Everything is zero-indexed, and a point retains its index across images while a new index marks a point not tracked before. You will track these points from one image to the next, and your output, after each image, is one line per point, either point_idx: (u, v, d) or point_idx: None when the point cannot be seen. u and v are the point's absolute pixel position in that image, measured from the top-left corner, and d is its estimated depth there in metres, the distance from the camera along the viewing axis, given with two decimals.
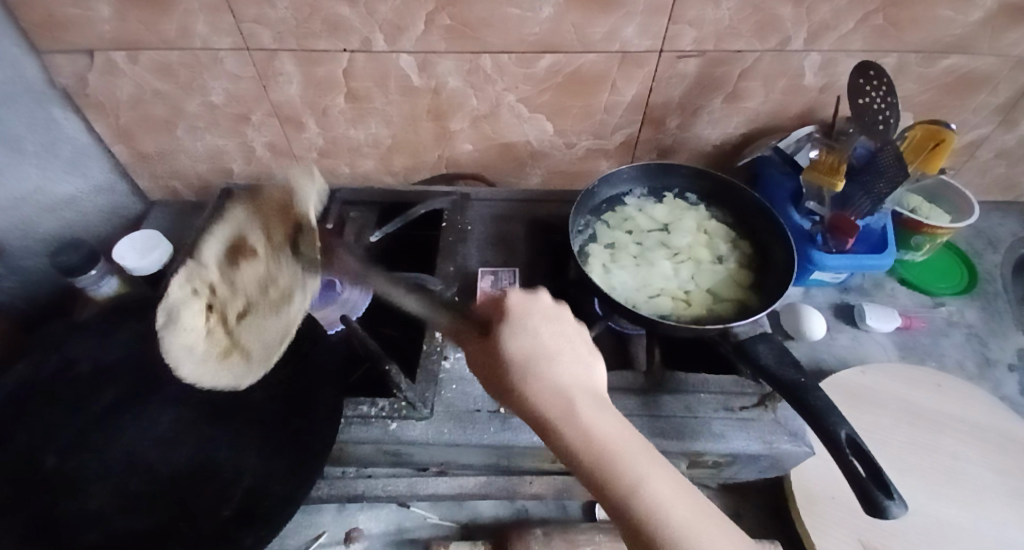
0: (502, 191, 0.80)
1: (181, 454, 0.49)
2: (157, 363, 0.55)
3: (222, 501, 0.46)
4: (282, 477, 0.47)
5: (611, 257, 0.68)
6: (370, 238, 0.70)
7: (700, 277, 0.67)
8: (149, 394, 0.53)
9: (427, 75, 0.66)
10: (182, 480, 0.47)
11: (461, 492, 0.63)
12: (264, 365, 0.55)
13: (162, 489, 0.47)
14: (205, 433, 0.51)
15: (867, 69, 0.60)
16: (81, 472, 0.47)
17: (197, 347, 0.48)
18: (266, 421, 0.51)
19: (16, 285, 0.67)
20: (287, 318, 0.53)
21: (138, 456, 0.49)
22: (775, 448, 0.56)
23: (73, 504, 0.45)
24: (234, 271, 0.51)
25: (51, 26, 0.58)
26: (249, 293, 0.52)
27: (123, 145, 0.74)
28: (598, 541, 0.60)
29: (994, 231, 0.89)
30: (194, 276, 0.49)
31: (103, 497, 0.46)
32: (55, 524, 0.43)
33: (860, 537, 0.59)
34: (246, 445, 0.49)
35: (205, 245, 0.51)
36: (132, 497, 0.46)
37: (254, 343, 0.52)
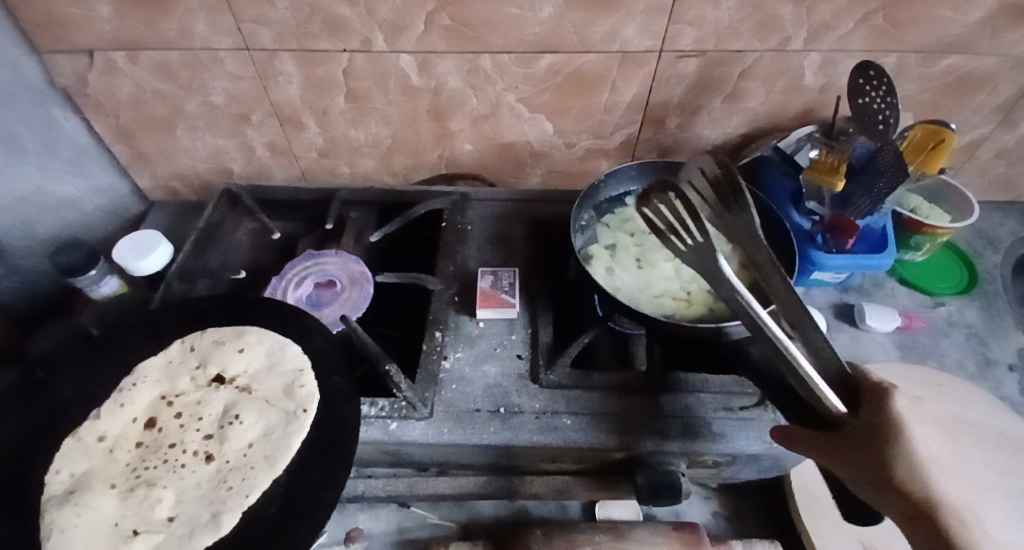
0: (501, 192, 0.80)
1: (228, 475, 0.48)
2: (188, 383, 0.55)
3: (267, 500, 0.46)
4: (317, 470, 0.47)
5: (612, 258, 0.68)
6: (370, 239, 0.71)
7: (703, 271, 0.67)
8: (175, 426, 0.52)
9: (427, 75, 0.66)
10: (234, 495, 0.46)
11: (460, 493, 0.58)
12: (282, 372, 0.54)
13: (218, 510, 0.45)
14: (246, 442, 0.50)
15: (867, 69, 0.60)
16: (132, 516, 0.45)
17: (224, 336, 0.58)
18: (300, 420, 0.50)
19: (15, 285, 0.68)
20: (264, 401, 0.53)
21: (188, 487, 0.48)
22: (775, 448, 0.55)
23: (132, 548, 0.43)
24: (195, 398, 0.54)
25: (51, 26, 0.58)
26: (216, 387, 0.55)
27: (123, 145, 0.74)
28: (598, 541, 0.54)
29: (994, 231, 0.89)
30: (172, 374, 0.55)
31: (162, 534, 0.44)
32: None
33: (860, 537, 0.58)
34: (283, 450, 0.48)
35: (148, 407, 0.53)
36: (190, 527, 0.45)
37: (258, 365, 0.55)
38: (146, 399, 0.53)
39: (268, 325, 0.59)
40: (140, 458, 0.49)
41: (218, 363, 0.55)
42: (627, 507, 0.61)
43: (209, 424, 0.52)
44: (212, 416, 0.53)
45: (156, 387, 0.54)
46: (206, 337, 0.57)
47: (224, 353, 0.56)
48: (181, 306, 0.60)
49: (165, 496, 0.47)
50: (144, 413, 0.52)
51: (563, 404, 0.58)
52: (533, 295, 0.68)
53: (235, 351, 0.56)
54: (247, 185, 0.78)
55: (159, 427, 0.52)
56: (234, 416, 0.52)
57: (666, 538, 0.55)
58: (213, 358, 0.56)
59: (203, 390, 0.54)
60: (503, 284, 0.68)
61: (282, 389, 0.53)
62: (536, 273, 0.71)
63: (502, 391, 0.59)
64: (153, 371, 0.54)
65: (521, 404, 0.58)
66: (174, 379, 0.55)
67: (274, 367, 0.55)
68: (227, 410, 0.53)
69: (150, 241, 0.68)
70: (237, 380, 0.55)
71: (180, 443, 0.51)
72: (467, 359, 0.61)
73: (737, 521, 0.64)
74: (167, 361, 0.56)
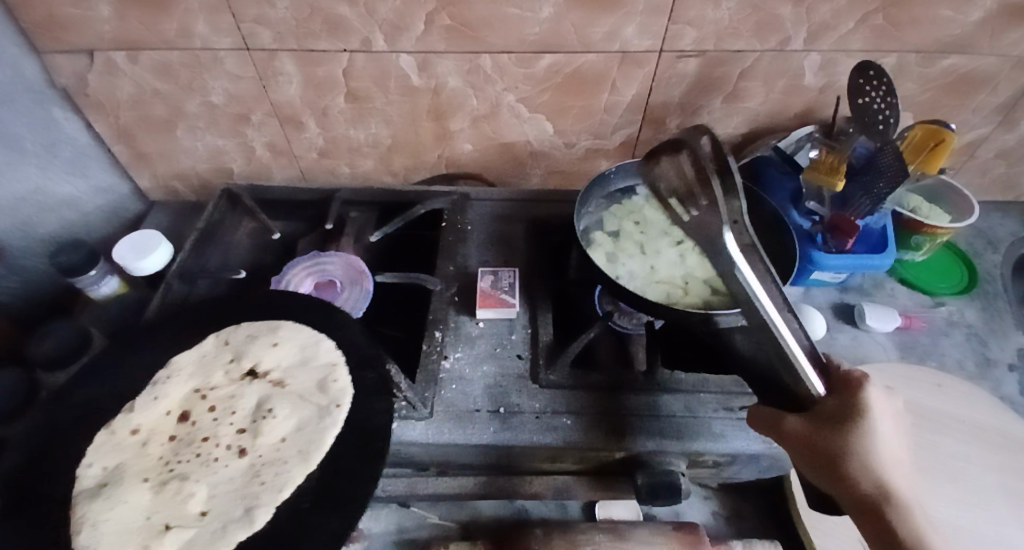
0: (501, 192, 0.80)
1: (261, 469, 0.49)
2: (221, 378, 0.56)
3: (300, 494, 0.46)
4: (352, 464, 0.47)
5: (615, 246, 0.68)
6: (370, 238, 0.71)
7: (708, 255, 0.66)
8: (207, 421, 0.54)
9: (427, 75, 0.66)
10: (268, 488, 0.47)
11: (460, 493, 0.59)
12: (314, 368, 0.56)
13: (251, 504, 0.46)
14: (279, 436, 0.51)
15: (867, 69, 0.60)
16: (166, 508, 0.47)
17: (256, 332, 0.60)
18: (332, 415, 0.51)
19: (16, 285, 0.68)
20: (296, 396, 0.54)
21: (221, 480, 0.49)
22: (775, 448, 0.55)
23: (166, 540, 0.44)
24: (227, 393, 0.56)
25: (51, 26, 0.58)
26: (249, 382, 0.56)
27: (123, 145, 0.74)
28: (598, 541, 0.54)
29: (994, 231, 0.89)
30: (205, 370, 0.57)
31: (196, 526, 0.45)
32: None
33: (861, 537, 0.58)
34: (316, 444, 0.49)
35: (181, 402, 0.55)
36: (226, 520, 0.45)
37: (289, 360, 0.57)
38: (179, 394, 0.55)
39: (301, 319, 0.60)
40: (170, 453, 0.51)
41: (252, 358, 0.57)
42: (626, 506, 0.62)
43: (241, 419, 0.54)
44: (244, 411, 0.54)
45: (190, 381, 0.56)
46: (240, 333, 0.60)
47: (258, 348, 0.58)
48: (213, 305, 0.62)
49: (197, 493, 0.48)
50: (177, 408, 0.54)
51: (563, 404, 0.58)
52: (533, 295, 0.68)
53: (269, 346, 0.58)
54: (248, 186, 0.78)
55: (192, 422, 0.53)
56: (268, 410, 0.54)
57: (665, 538, 0.55)
58: (247, 352, 0.58)
59: (237, 384, 0.56)
60: (503, 284, 0.68)
61: (315, 383, 0.55)
62: (536, 273, 0.71)
63: (502, 391, 0.59)
64: (188, 365, 0.57)
65: (521, 404, 0.58)
66: (209, 374, 0.57)
67: (308, 361, 0.56)
68: (261, 403, 0.55)
69: (150, 241, 0.69)
70: (269, 375, 0.57)
71: (211, 438, 0.52)
72: (467, 359, 0.62)
73: (736, 521, 0.64)
74: (204, 355, 0.58)
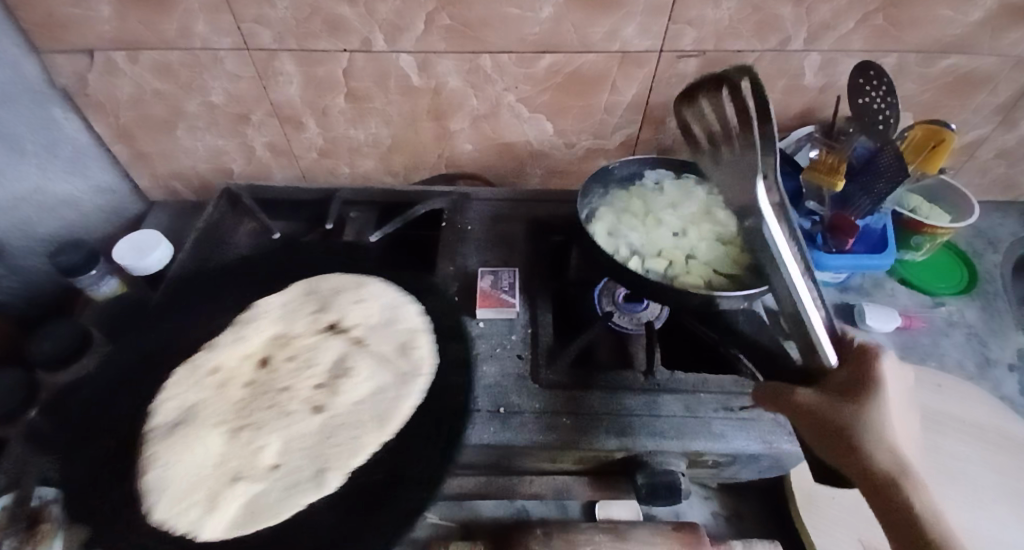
0: (502, 192, 0.80)
1: (340, 423, 0.55)
2: (300, 332, 0.63)
3: (375, 467, 0.49)
4: (427, 444, 0.50)
5: (618, 221, 0.67)
6: (371, 238, 0.71)
7: (710, 243, 0.65)
8: (285, 369, 0.60)
9: (427, 75, 0.66)
10: (343, 450, 0.52)
11: (460, 493, 0.59)
12: (398, 333, 0.61)
13: (323, 467, 0.51)
14: (360, 393, 0.57)
15: (867, 69, 0.60)
16: (244, 453, 0.53)
17: (343, 289, 0.66)
18: (414, 381, 0.56)
19: (16, 285, 0.68)
20: (378, 359, 0.60)
21: (300, 430, 0.55)
22: (775, 448, 0.54)
23: (242, 482, 0.50)
24: (307, 345, 0.62)
25: (51, 26, 0.58)
26: (332, 334, 0.63)
27: (123, 145, 0.74)
28: (598, 541, 0.54)
29: (994, 231, 0.89)
30: (288, 322, 0.64)
31: (277, 470, 0.51)
32: (223, 503, 0.49)
33: (860, 537, 0.58)
34: (395, 412, 0.54)
35: (259, 350, 0.62)
36: (302, 472, 0.50)
37: (370, 322, 0.63)
38: (262, 338, 0.62)
39: (387, 281, 0.67)
40: (248, 397, 0.58)
41: (336, 312, 0.64)
42: (626, 506, 0.62)
43: (320, 369, 0.60)
44: (323, 364, 0.61)
45: (274, 328, 0.63)
46: (324, 286, 0.67)
47: (343, 303, 0.65)
48: (296, 273, 0.68)
49: (277, 437, 0.54)
50: (258, 351, 0.62)
51: (563, 404, 0.58)
52: (533, 295, 0.68)
53: (354, 301, 0.65)
54: (247, 185, 0.78)
55: (271, 370, 0.60)
56: (350, 367, 0.60)
57: (665, 538, 0.55)
58: (334, 304, 0.65)
59: (318, 336, 0.63)
60: (503, 285, 0.68)
61: (395, 349, 0.60)
62: (536, 273, 0.71)
63: (502, 391, 0.59)
64: (273, 313, 0.64)
65: (521, 404, 0.58)
66: (292, 323, 0.64)
67: (393, 324, 0.62)
68: (343, 357, 0.61)
69: (151, 241, 0.69)
70: (351, 331, 0.63)
71: (289, 387, 0.59)
72: None
73: (735, 521, 0.64)
74: (290, 303, 0.65)
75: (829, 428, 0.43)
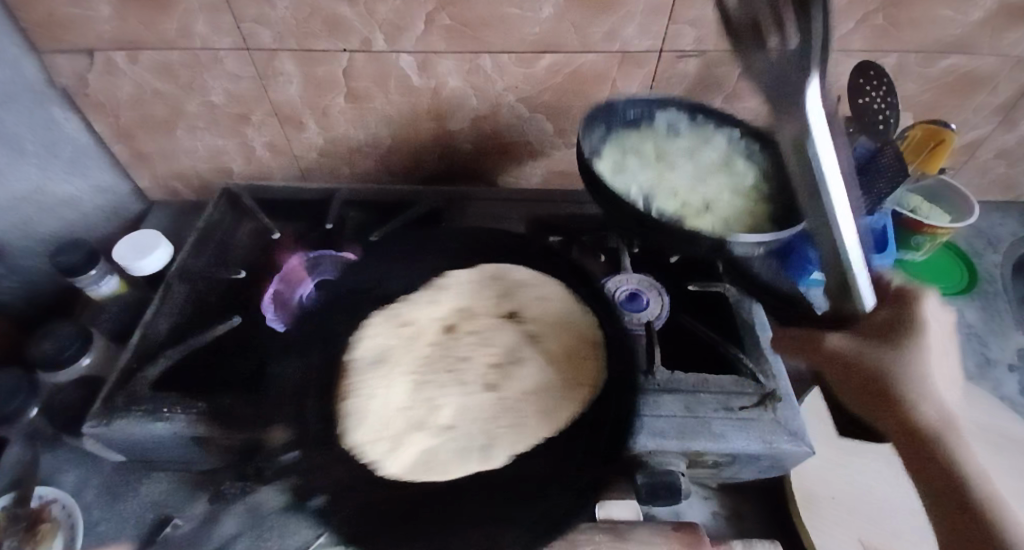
0: (502, 192, 0.80)
1: (507, 407, 0.60)
2: (473, 310, 0.70)
3: (531, 467, 0.53)
4: (600, 441, 0.53)
5: (627, 163, 0.69)
6: (370, 239, 0.71)
7: (717, 194, 0.69)
8: (471, 339, 0.67)
9: (427, 75, 0.66)
10: (507, 433, 0.57)
11: None
12: (563, 335, 0.66)
13: (489, 444, 0.56)
14: (519, 389, 0.62)
15: (867, 69, 0.62)
16: (416, 407, 0.61)
17: (557, 293, 0.69)
18: (584, 391, 0.60)
19: (16, 285, 0.68)
20: (536, 359, 0.65)
21: (470, 401, 0.61)
22: (775, 448, 0.54)
23: (418, 435, 0.58)
24: (489, 327, 0.68)
25: (51, 26, 0.58)
26: (518, 323, 0.68)
27: (123, 144, 0.74)
28: (599, 541, 0.54)
29: (994, 231, 0.89)
30: (469, 300, 0.70)
31: (449, 432, 0.58)
32: (410, 444, 0.57)
33: (860, 537, 0.58)
34: (563, 412, 0.58)
35: (446, 316, 0.69)
36: (469, 441, 0.57)
37: (558, 314, 0.67)
38: (457, 301, 0.70)
39: (541, 277, 0.70)
40: (402, 352, 0.65)
41: (518, 302, 0.69)
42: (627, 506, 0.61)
43: (500, 344, 0.67)
44: (500, 347, 0.66)
45: (457, 299, 0.70)
46: (513, 275, 0.71)
47: (525, 296, 0.69)
48: (500, 263, 0.72)
49: (451, 402, 0.61)
50: (440, 314, 0.69)
51: None
52: None
53: (535, 297, 0.69)
54: (246, 186, 0.79)
55: (433, 339, 0.67)
56: (519, 358, 0.65)
57: (665, 538, 0.55)
58: (514, 295, 0.70)
59: (494, 320, 0.69)
60: None
61: (567, 352, 0.65)
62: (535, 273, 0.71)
63: None
64: (456, 285, 0.71)
65: None
66: (472, 300, 0.70)
67: (566, 325, 0.66)
68: (515, 346, 0.67)
69: (150, 241, 0.69)
70: (525, 324, 0.68)
71: (459, 360, 0.65)
72: None
73: (735, 521, 0.64)
74: (479, 281, 0.71)
75: (852, 375, 0.45)
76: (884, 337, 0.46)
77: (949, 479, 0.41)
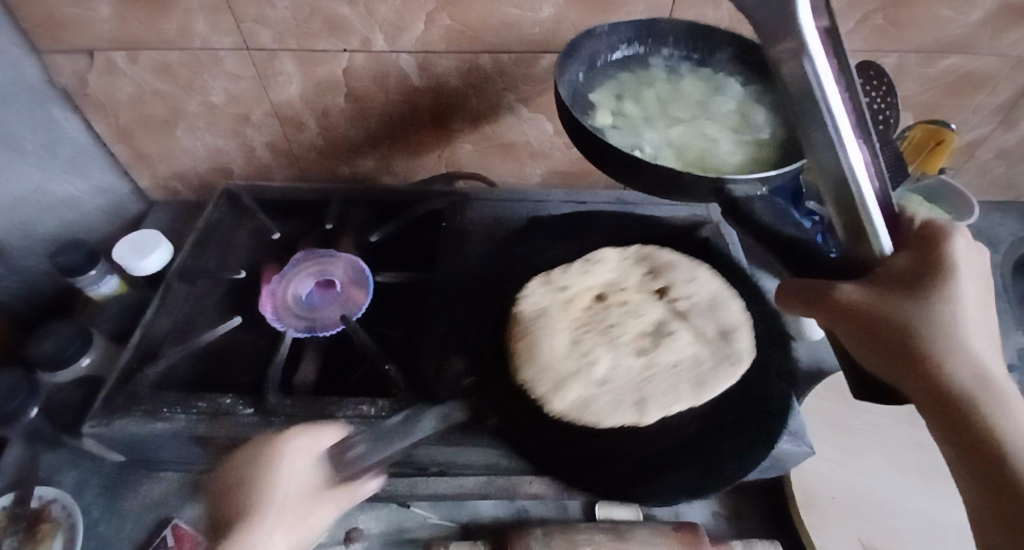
0: (502, 192, 0.80)
1: (658, 373, 0.55)
2: (626, 278, 0.64)
3: (664, 435, 0.52)
4: (738, 431, 0.51)
5: (615, 107, 0.58)
6: (370, 238, 0.71)
7: (723, 141, 0.55)
8: (646, 303, 0.62)
9: (427, 75, 0.66)
10: (660, 396, 0.53)
11: (460, 493, 0.59)
12: (730, 314, 0.60)
13: (643, 402, 0.52)
14: (663, 356, 0.57)
15: (867, 69, 0.62)
16: (575, 357, 0.57)
17: (706, 277, 0.63)
18: (729, 367, 0.55)
19: (16, 285, 0.68)
20: (694, 336, 0.58)
21: (622, 362, 0.56)
22: (775, 448, 0.54)
23: (575, 383, 0.54)
24: (646, 296, 0.62)
25: (51, 26, 0.58)
26: (674, 295, 0.62)
27: (123, 145, 0.74)
28: (599, 541, 0.54)
29: (994, 231, 0.89)
30: (626, 273, 0.64)
31: (604, 386, 0.54)
32: (573, 387, 0.54)
33: (860, 538, 0.58)
34: (711, 385, 0.53)
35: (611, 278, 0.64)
36: (622, 396, 0.53)
37: (699, 291, 0.62)
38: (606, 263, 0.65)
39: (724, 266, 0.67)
40: (605, 307, 0.61)
41: (670, 279, 0.63)
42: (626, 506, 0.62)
43: (652, 314, 0.61)
44: (649, 319, 0.60)
45: (609, 274, 0.64)
46: (660, 257, 0.66)
47: (678, 276, 0.63)
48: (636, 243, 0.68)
49: (606, 358, 0.56)
50: (606, 276, 0.64)
51: None
52: None
53: (687, 278, 0.63)
54: (247, 185, 0.78)
55: (646, 303, 0.62)
56: (670, 331, 0.59)
57: (665, 538, 0.55)
58: (666, 273, 0.64)
59: (644, 295, 0.62)
60: None
61: (717, 333, 0.58)
62: None
63: None
64: (612, 261, 0.65)
65: None
66: (625, 275, 0.64)
67: (717, 310, 0.60)
68: (665, 321, 0.60)
69: (150, 241, 0.69)
70: (678, 301, 0.61)
71: (618, 322, 0.60)
72: None
73: (735, 521, 0.64)
74: (625, 259, 0.66)
75: (871, 328, 0.38)
76: (900, 282, 0.39)
77: (989, 448, 0.35)
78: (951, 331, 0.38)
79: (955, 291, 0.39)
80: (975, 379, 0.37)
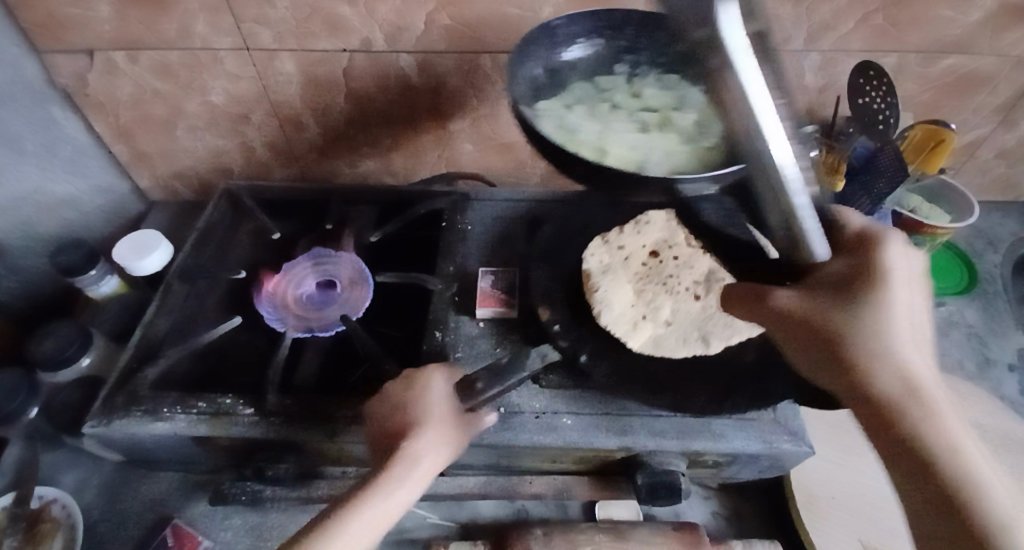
0: (502, 192, 0.79)
1: (716, 314, 0.60)
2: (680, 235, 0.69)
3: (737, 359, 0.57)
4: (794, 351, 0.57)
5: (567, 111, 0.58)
6: (370, 238, 0.71)
7: (670, 142, 0.55)
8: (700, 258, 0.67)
9: (427, 75, 0.66)
10: (723, 330, 0.58)
11: (461, 493, 0.59)
12: None
13: (710, 337, 0.58)
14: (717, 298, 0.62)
15: (867, 69, 0.61)
16: (641, 305, 0.62)
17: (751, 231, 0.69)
18: None
19: (16, 285, 0.68)
20: None
21: (682, 308, 0.62)
22: (775, 448, 0.54)
23: (645, 326, 0.59)
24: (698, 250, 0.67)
25: (51, 26, 0.59)
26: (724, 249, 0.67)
27: (123, 145, 0.74)
28: (599, 541, 0.54)
29: (994, 231, 0.89)
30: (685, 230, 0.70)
31: (670, 327, 0.59)
32: (644, 326, 0.59)
33: (860, 538, 0.58)
34: None
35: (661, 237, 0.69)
36: (687, 332, 0.59)
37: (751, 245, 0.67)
38: (657, 223, 0.70)
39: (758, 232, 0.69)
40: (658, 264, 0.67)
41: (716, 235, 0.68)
42: (626, 506, 0.62)
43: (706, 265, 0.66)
44: (702, 270, 0.66)
45: (660, 233, 0.69)
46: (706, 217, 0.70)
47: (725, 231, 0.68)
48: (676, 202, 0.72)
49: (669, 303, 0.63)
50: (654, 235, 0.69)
51: (563, 404, 0.57)
52: None
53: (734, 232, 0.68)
54: (248, 185, 0.77)
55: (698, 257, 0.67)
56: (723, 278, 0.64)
57: (665, 538, 0.54)
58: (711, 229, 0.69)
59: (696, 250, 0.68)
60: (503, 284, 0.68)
61: None
62: None
63: None
64: (660, 222, 0.70)
65: (521, 404, 0.57)
66: (673, 234, 0.69)
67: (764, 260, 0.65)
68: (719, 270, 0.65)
69: (151, 241, 0.69)
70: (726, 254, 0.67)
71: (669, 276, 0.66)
72: (466, 360, 0.61)
73: (736, 521, 0.64)
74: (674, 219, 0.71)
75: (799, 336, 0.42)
76: (837, 292, 0.41)
77: (917, 455, 0.36)
78: (883, 337, 0.39)
79: (887, 298, 0.40)
80: (907, 383, 0.38)
